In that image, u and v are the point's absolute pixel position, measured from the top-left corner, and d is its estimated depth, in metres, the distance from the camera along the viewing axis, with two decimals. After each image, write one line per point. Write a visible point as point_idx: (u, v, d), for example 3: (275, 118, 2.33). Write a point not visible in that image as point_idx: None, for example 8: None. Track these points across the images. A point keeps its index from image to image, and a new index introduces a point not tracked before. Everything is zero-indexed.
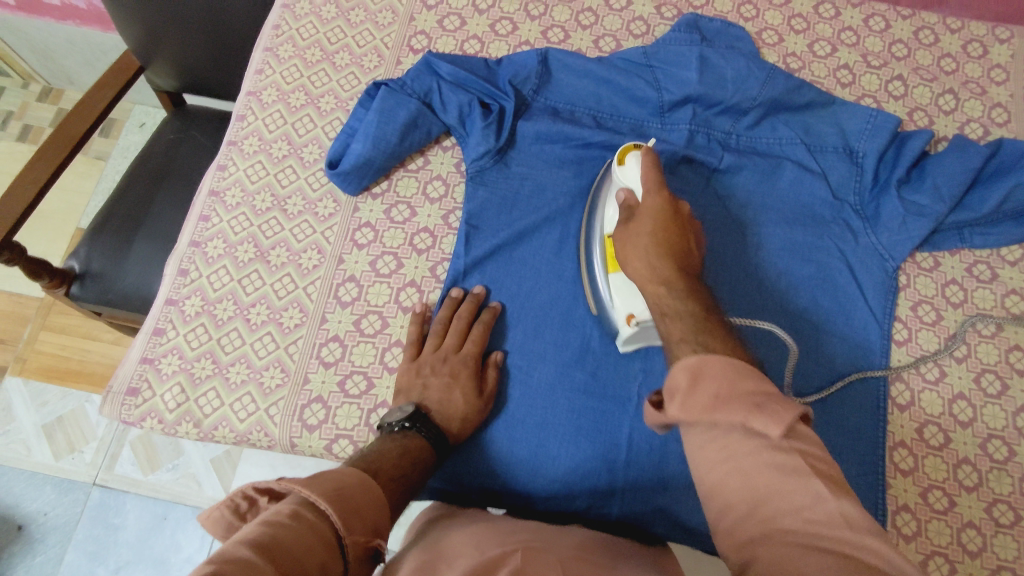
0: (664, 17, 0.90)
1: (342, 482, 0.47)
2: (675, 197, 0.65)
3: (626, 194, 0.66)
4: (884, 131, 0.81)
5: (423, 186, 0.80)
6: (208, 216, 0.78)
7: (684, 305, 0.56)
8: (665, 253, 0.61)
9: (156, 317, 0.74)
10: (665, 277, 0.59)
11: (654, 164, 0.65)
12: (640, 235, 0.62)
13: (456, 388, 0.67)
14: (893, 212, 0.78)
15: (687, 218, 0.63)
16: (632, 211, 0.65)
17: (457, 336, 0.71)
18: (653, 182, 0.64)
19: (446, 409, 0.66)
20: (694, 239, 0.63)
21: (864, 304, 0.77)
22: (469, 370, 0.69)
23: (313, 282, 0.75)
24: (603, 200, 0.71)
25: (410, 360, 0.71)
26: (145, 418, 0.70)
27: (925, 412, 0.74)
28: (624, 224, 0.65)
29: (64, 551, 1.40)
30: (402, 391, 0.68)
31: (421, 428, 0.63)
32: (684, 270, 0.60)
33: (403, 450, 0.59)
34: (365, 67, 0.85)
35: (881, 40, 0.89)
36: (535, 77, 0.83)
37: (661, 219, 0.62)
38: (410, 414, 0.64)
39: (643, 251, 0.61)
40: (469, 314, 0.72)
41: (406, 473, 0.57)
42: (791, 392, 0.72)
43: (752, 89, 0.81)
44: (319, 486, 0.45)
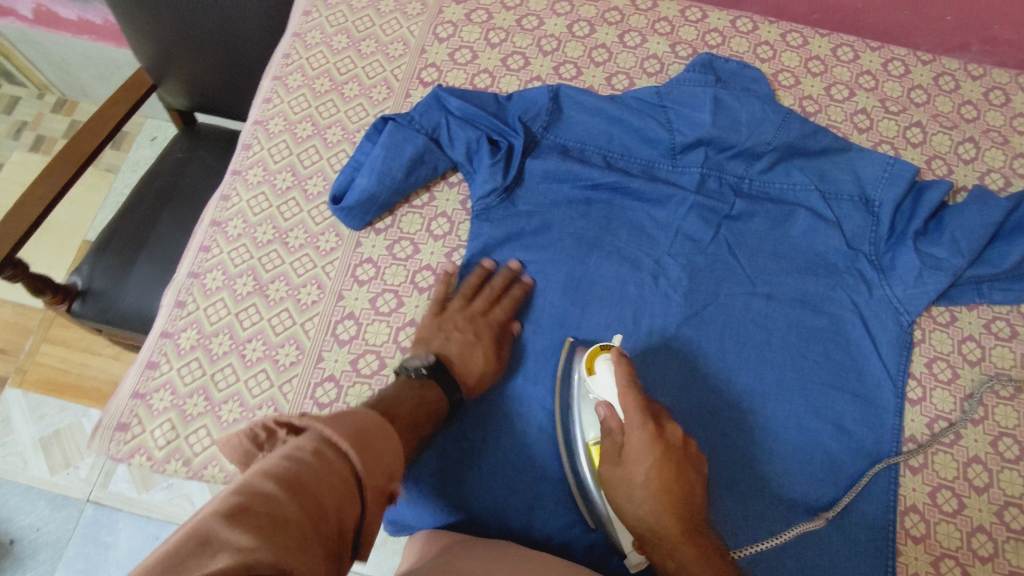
0: (679, 56, 0.88)
1: (365, 422, 0.44)
2: (659, 418, 0.58)
3: (604, 405, 0.60)
4: (902, 180, 0.78)
5: (427, 223, 0.79)
6: (209, 246, 0.77)
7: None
8: (667, 509, 0.55)
9: (151, 350, 0.72)
10: (670, 537, 0.55)
11: (629, 378, 0.60)
12: (633, 487, 0.57)
13: (478, 348, 0.68)
14: (909, 263, 0.75)
15: (680, 451, 0.57)
16: (618, 449, 0.59)
17: (484, 301, 0.73)
18: (634, 407, 0.58)
19: (465, 364, 0.67)
20: (688, 461, 0.58)
21: (876, 359, 0.74)
22: (492, 336, 0.70)
23: (311, 319, 0.73)
24: (582, 424, 0.65)
25: (434, 314, 0.72)
26: (133, 454, 0.68)
27: (939, 476, 0.71)
28: (614, 474, 0.58)
29: (54, 568, 1.38)
30: (423, 339, 0.69)
31: (442, 374, 0.64)
32: (691, 523, 0.56)
33: (421, 399, 0.60)
34: (373, 99, 0.84)
35: (900, 85, 0.88)
36: (545, 114, 0.81)
37: (653, 463, 0.56)
38: (433, 361, 0.65)
39: (645, 503, 0.56)
40: (502, 285, 0.74)
41: (419, 423, 0.58)
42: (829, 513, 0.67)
43: (766, 133, 0.79)
44: (339, 426, 0.42)
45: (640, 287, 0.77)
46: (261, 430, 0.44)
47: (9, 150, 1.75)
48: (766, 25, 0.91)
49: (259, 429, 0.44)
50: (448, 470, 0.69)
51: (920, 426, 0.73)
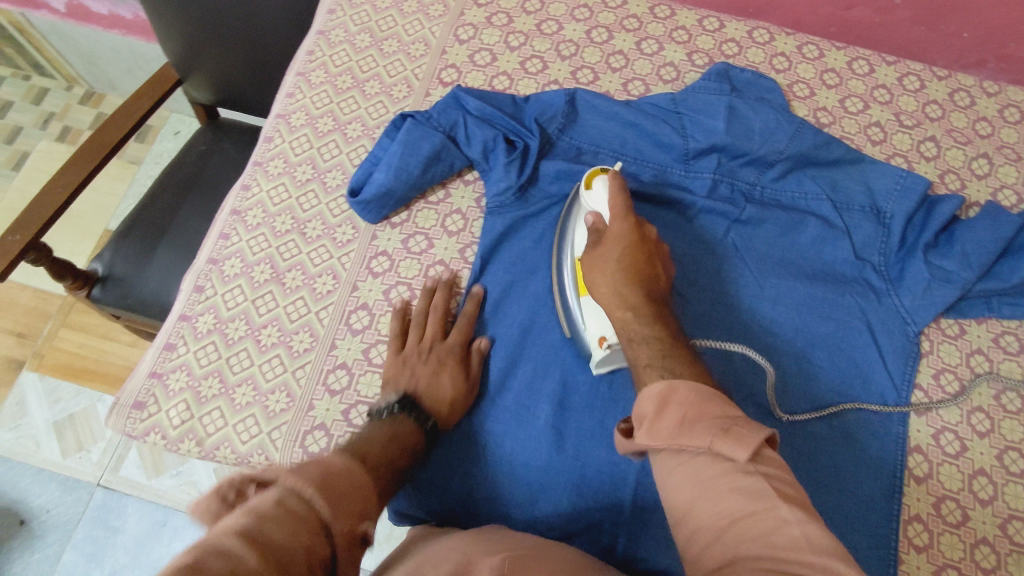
0: (695, 64, 0.90)
1: (330, 468, 0.42)
2: (640, 220, 0.68)
3: (593, 215, 0.68)
4: (913, 193, 0.79)
5: (442, 219, 0.80)
6: (228, 234, 0.79)
7: (648, 337, 0.59)
8: (630, 278, 0.64)
9: (169, 332, 0.74)
10: (633, 302, 0.63)
11: (620, 189, 0.67)
12: (608, 263, 0.65)
13: (444, 373, 0.68)
14: (917, 275, 0.76)
15: (652, 243, 0.67)
16: (599, 239, 0.67)
17: (440, 325, 0.73)
18: (620, 210, 0.66)
19: (435, 391, 0.67)
20: (659, 261, 0.67)
21: (882, 367, 0.75)
22: (455, 358, 0.70)
23: (325, 307, 0.75)
24: (571, 240, 0.72)
25: (395, 353, 0.71)
26: (148, 433, 0.70)
27: (943, 486, 0.71)
28: (593, 257, 0.67)
29: (63, 550, 1.41)
30: (390, 379, 0.68)
31: (413, 409, 0.64)
32: (648, 294, 0.64)
33: (392, 433, 0.60)
34: (394, 97, 0.86)
35: (915, 99, 0.88)
36: (562, 116, 0.83)
37: (627, 246, 0.65)
38: (402, 397, 0.65)
39: (611, 276, 0.65)
40: (445, 303, 0.74)
41: (394, 458, 0.57)
42: (782, 415, 0.72)
43: (779, 142, 0.81)
44: (305, 471, 0.40)
45: None
46: None
47: (35, 139, 1.79)
48: (782, 37, 0.92)
49: None
50: (452, 460, 0.70)
51: (926, 436, 0.73)
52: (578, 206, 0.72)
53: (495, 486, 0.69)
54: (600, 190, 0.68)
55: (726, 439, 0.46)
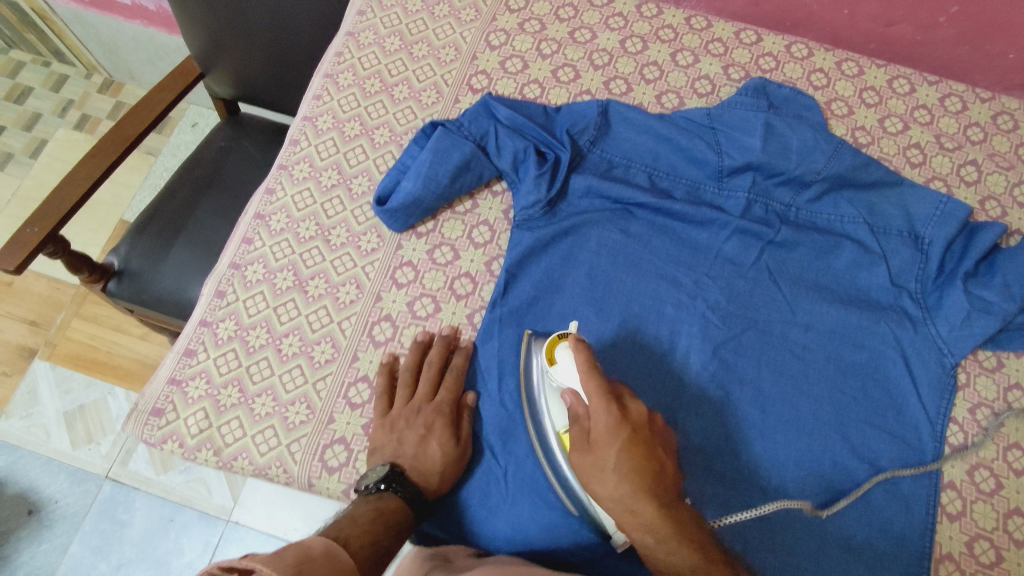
0: (731, 78, 0.87)
1: (302, 555, 0.47)
2: (623, 395, 0.58)
3: (570, 392, 0.59)
4: (954, 219, 0.77)
5: (469, 230, 0.78)
6: (251, 239, 0.77)
7: (685, 553, 0.51)
8: (638, 487, 0.53)
9: (189, 337, 0.73)
10: (643, 509, 0.53)
11: (590, 361, 0.59)
12: (604, 472, 0.54)
13: (432, 438, 0.66)
14: (957, 304, 0.74)
15: (645, 425, 0.56)
16: (585, 436, 0.57)
17: (429, 382, 0.70)
18: (598, 394, 0.57)
19: (423, 460, 0.64)
20: (655, 439, 0.56)
21: (916, 400, 0.73)
22: (444, 418, 0.67)
23: (348, 318, 0.74)
24: (548, 410, 0.64)
25: (383, 413, 0.68)
26: (165, 441, 0.69)
27: (977, 525, 0.69)
28: (585, 463, 0.56)
29: (69, 541, 1.40)
30: (378, 447, 0.66)
31: (398, 488, 0.62)
32: (663, 498, 0.53)
33: (377, 512, 0.58)
34: (423, 102, 0.84)
35: (956, 121, 0.86)
36: (594, 128, 0.81)
37: (620, 445, 0.54)
38: (386, 474, 0.62)
39: (613, 485, 0.54)
40: (439, 359, 0.71)
41: (380, 538, 0.56)
42: (822, 513, 0.67)
43: (817, 162, 0.78)
44: (278, 565, 0.44)
45: (678, 308, 0.76)
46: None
47: (54, 126, 1.79)
48: (821, 52, 0.90)
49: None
50: (473, 478, 0.69)
51: (960, 472, 0.71)
52: (544, 378, 0.64)
53: (516, 508, 0.67)
54: (571, 368, 0.61)
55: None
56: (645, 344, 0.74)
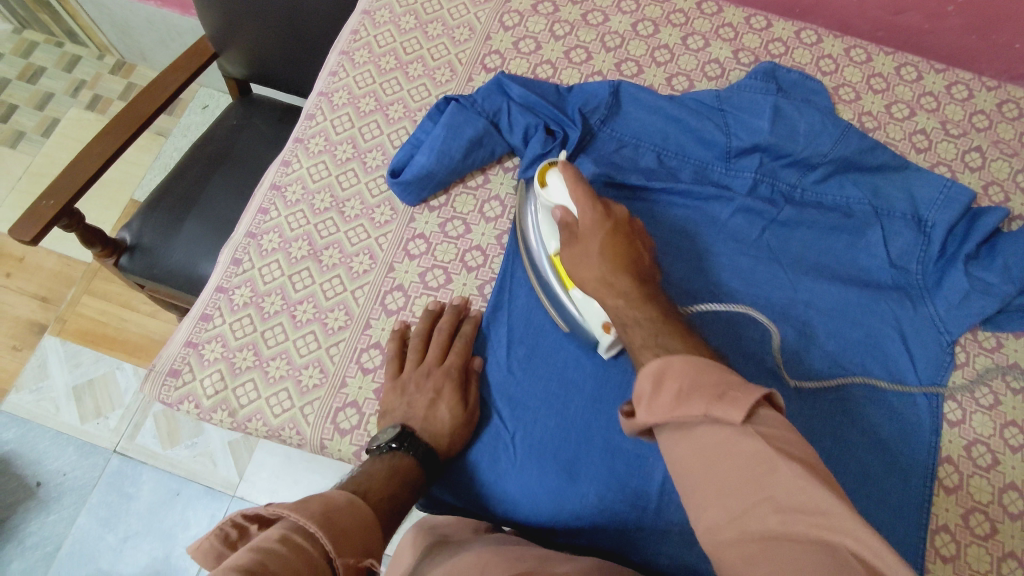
0: (741, 63, 0.89)
1: (328, 506, 0.50)
2: (607, 205, 0.65)
3: (560, 210, 0.65)
4: (957, 204, 0.78)
5: (480, 205, 0.80)
6: (267, 209, 0.79)
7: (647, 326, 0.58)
8: (614, 265, 0.62)
9: (205, 303, 0.75)
10: (617, 282, 0.61)
11: (577, 178, 0.64)
12: (590, 256, 0.63)
13: (441, 401, 0.67)
14: (957, 284, 0.75)
15: (625, 222, 0.65)
16: (574, 236, 0.64)
17: (438, 348, 0.71)
18: (584, 197, 0.63)
19: (432, 421, 0.66)
20: (634, 235, 0.65)
21: (915, 377, 0.74)
22: (453, 382, 0.68)
23: (361, 287, 0.75)
24: (541, 237, 0.70)
25: (393, 376, 0.70)
26: (182, 401, 0.70)
27: (973, 499, 0.70)
28: (573, 254, 0.64)
29: (77, 513, 1.42)
30: (388, 410, 0.68)
31: (409, 448, 0.63)
32: (637, 278, 0.62)
33: (392, 471, 0.60)
34: (437, 80, 0.86)
35: (962, 109, 0.87)
36: (605, 107, 0.82)
37: (604, 234, 0.63)
38: (398, 434, 0.64)
39: (597, 265, 0.62)
40: (450, 326, 0.72)
41: (396, 496, 0.58)
42: (794, 383, 0.72)
43: (824, 145, 0.80)
44: (308, 511, 0.47)
45: (683, 285, 0.77)
46: (233, 527, 0.48)
47: (66, 106, 1.80)
48: (830, 39, 0.91)
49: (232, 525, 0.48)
50: (481, 444, 0.71)
51: (958, 448, 0.72)
52: (539, 207, 0.69)
53: (523, 474, 0.69)
54: (559, 181, 0.65)
55: (728, 396, 0.46)
56: None
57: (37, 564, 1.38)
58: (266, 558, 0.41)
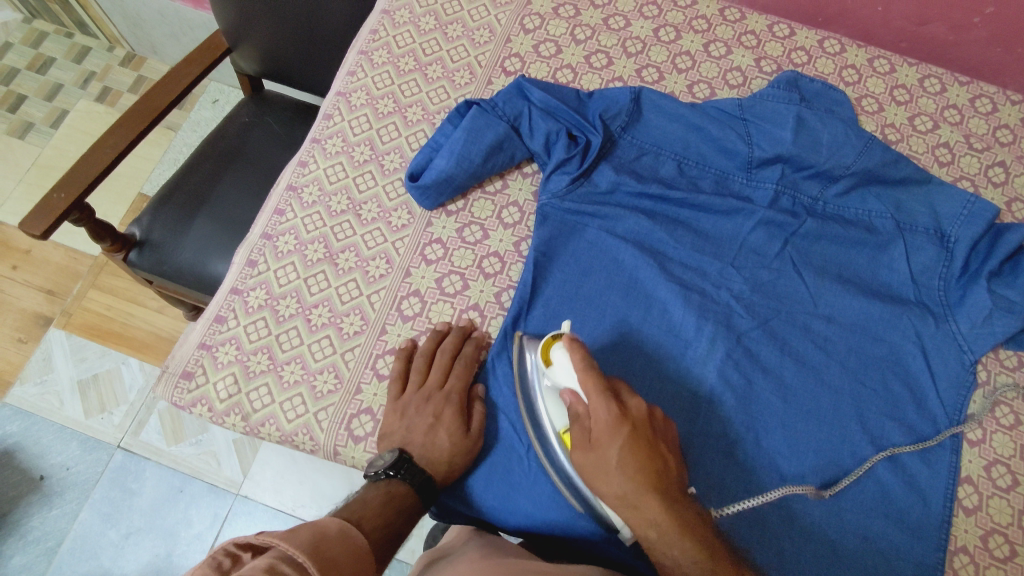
0: (763, 71, 0.88)
1: (317, 536, 0.49)
2: (625, 396, 0.57)
3: (570, 392, 0.59)
4: (981, 219, 0.77)
5: (498, 210, 0.79)
6: (283, 210, 0.78)
7: (689, 544, 0.50)
8: (643, 482, 0.52)
9: (219, 304, 0.74)
10: (644, 503, 0.52)
11: (587, 360, 0.58)
12: (608, 470, 0.54)
13: (441, 429, 0.65)
14: (980, 301, 0.74)
15: (645, 421, 0.56)
16: (588, 438, 0.56)
17: (440, 371, 0.69)
18: (597, 389, 0.56)
19: (431, 450, 0.64)
20: (656, 433, 0.56)
21: (934, 393, 0.73)
22: (453, 409, 0.67)
23: (377, 292, 0.74)
24: (548, 416, 0.63)
25: (395, 398, 0.68)
26: (194, 404, 0.70)
27: (992, 520, 0.69)
28: (587, 463, 0.55)
29: (80, 508, 1.41)
30: (387, 433, 0.66)
31: (405, 475, 0.61)
32: (665, 484, 0.53)
33: (386, 498, 0.58)
34: (456, 82, 0.85)
35: (986, 123, 0.86)
36: (625, 114, 0.82)
37: (623, 440, 0.54)
38: (394, 461, 0.62)
39: (617, 483, 0.53)
40: (453, 348, 0.70)
41: (392, 522, 0.57)
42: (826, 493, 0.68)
43: (847, 157, 0.79)
44: (296, 542, 0.47)
45: (703, 298, 0.76)
46: (226, 556, 0.45)
47: (75, 97, 1.79)
48: (854, 49, 0.90)
49: (225, 555, 0.45)
50: (496, 454, 0.69)
51: (977, 467, 0.71)
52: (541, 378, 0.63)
53: (539, 485, 0.67)
54: (563, 361, 0.60)
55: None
56: (670, 330, 0.75)
57: (38, 559, 1.38)
58: None
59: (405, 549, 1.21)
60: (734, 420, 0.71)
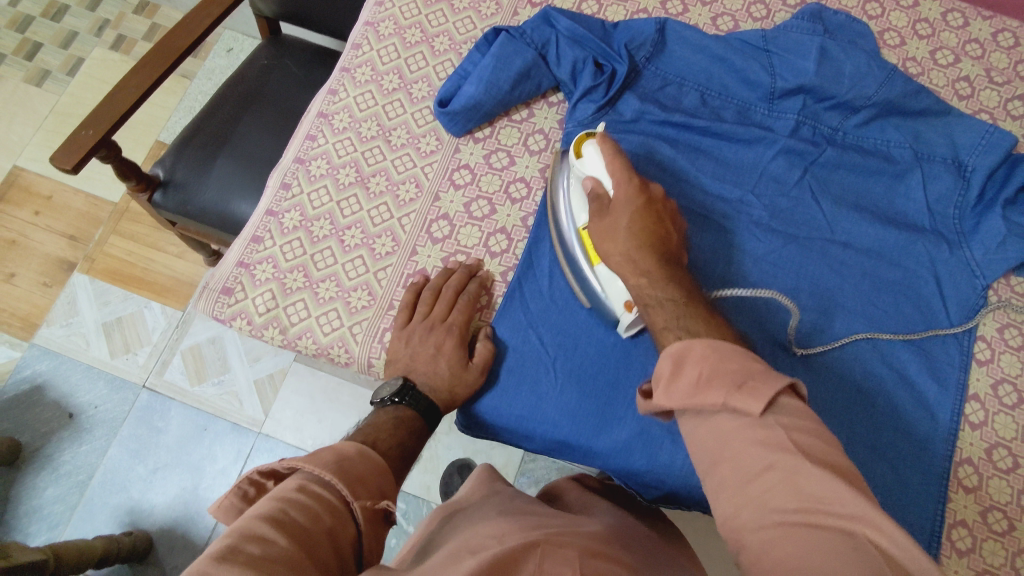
0: (787, 4, 0.88)
1: (340, 455, 0.54)
2: (643, 183, 0.66)
3: (593, 180, 0.66)
4: (999, 148, 0.78)
5: (525, 137, 0.80)
6: (315, 135, 0.80)
7: (665, 290, 0.60)
8: (643, 241, 0.63)
9: (256, 225, 0.76)
10: (641, 258, 0.62)
11: (616, 149, 0.66)
12: (616, 231, 0.64)
13: (441, 360, 0.68)
14: (994, 229, 0.76)
15: (660, 202, 0.66)
16: (604, 209, 0.65)
17: (445, 304, 0.71)
18: (621, 172, 0.65)
19: (433, 379, 0.67)
20: (665, 215, 0.66)
21: (946, 316, 0.75)
22: (455, 342, 0.69)
23: (408, 215, 0.77)
24: (569, 210, 0.69)
25: (401, 326, 0.71)
26: (234, 318, 0.73)
27: (997, 434, 0.72)
28: (602, 224, 0.65)
29: (108, 444, 1.47)
30: (393, 359, 0.69)
31: (410, 402, 0.66)
32: (665, 261, 0.63)
33: (397, 421, 0.64)
34: (483, 13, 0.85)
35: (1007, 57, 0.87)
36: (650, 45, 0.83)
37: (636, 207, 0.64)
38: (399, 388, 0.66)
39: (622, 242, 0.63)
40: (459, 283, 0.72)
41: (404, 442, 0.62)
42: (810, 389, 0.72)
43: (868, 88, 0.80)
44: (321, 462, 0.52)
45: (723, 225, 0.78)
46: (254, 484, 0.53)
47: (90, 46, 1.79)
48: None
49: (253, 483, 0.53)
50: (523, 370, 0.72)
51: (985, 386, 0.74)
52: (569, 173, 0.69)
53: (564, 397, 0.71)
54: (594, 151, 0.66)
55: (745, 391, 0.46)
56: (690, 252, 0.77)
57: (70, 491, 1.43)
58: (282, 507, 0.46)
59: (420, 483, 1.27)
60: (753, 338, 0.74)
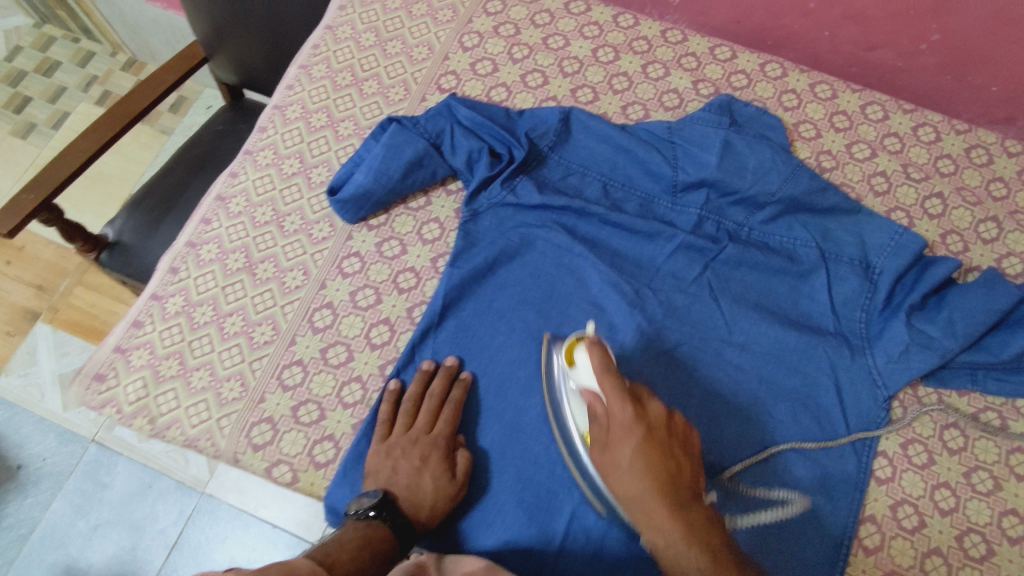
0: (700, 93, 0.87)
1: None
2: (640, 394, 0.55)
3: (589, 395, 0.58)
4: (908, 250, 0.75)
5: (419, 226, 0.80)
6: (210, 220, 0.80)
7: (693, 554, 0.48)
8: (653, 485, 0.50)
9: (140, 309, 0.76)
10: (656, 513, 0.49)
11: (604, 361, 0.57)
12: (619, 469, 0.53)
13: (426, 474, 0.64)
14: (897, 335, 0.73)
15: (664, 426, 0.53)
16: (603, 435, 0.55)
17: (429, 415, 0.68)
18: (614, 394, 0.55)
19: (415, 495, 0.63)
20: (678, 430, 0.54)
21: (842, 423, 0.72)
22: (439, 454, 0.66)
23: (291, 302, 0.75)
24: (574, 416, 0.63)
25: (380, 440, 0.67)
26: (105, 404, 0.72)
27: (893, 561, 0.67)
28: (601, 462, 0.55)
29: (53, 498, 1.46)
30: (371, 473, 0.65)
31: (387, 517, 0.59)
32: (681, 499, 0.50)
33: (365, 542, 0.56)
34: (390, 99, 0.86)
35: (927, 152, 0.84)
36: (554, 133, 0.82)
37: (637, 441, 0.52)
38: (378, 502, 0.60)
39: (626, 478, 0.52)
40: (441, 391, 0.69)
41: (364, 568, 0.53)
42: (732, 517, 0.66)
43: (772, 183, 0.78)
44: None
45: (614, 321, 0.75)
46: None
47: (76, 100, 1.86)
48: (795, 73, 0.89)
49: None
50: None
51: (882, 507, 0.69)
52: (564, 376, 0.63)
53: None
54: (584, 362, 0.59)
55: None
56: None
57: (10, 545, 1.42)
58: None
59: None
60: None
